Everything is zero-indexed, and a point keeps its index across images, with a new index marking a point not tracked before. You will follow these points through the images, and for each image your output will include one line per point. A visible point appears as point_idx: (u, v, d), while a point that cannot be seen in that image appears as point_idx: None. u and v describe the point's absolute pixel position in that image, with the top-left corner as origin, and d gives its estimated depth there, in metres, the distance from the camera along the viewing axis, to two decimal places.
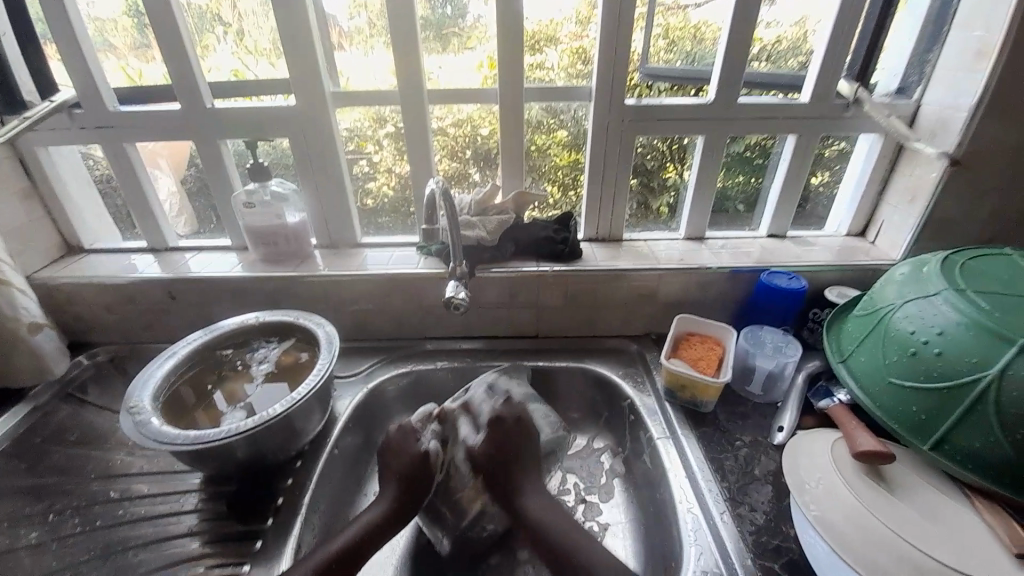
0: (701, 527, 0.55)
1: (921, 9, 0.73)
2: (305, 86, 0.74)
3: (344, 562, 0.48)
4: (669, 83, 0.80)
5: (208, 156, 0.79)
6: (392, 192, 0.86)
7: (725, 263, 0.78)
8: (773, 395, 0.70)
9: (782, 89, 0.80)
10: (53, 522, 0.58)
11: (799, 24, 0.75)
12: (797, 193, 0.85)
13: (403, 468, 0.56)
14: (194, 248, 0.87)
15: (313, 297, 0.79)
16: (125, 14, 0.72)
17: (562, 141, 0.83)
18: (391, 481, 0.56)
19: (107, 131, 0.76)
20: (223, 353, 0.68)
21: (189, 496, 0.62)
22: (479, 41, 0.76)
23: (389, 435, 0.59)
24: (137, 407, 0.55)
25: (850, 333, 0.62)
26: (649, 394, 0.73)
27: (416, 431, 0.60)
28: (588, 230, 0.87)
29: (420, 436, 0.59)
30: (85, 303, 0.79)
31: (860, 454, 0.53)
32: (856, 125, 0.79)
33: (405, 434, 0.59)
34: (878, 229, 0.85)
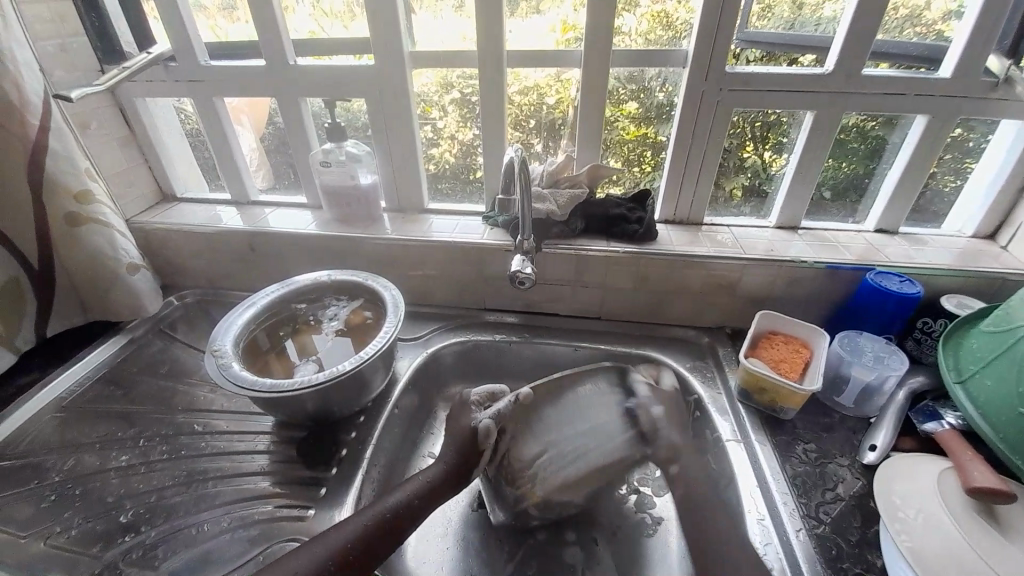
0: (773, 542, 0.51)
1: None
2: (381, 45, 0.72)
3: (400, 518, 0.49)
4: (761, 52, 0.71)
5: (288, 114, 0.80)
6: (456, 159, 0.84)
7: (821, 258, 0.70)
8: (865, 409, 0.63)
9: (908, 64, 0.69)
10: (143, 447, 0.64)
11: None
12: (919, 183, 0.74)
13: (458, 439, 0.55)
14: (270, 202, 0.90)
15: (379, 259, 0.80)
16: None
17: (631, 114, 0.77)
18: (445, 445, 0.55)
19: (198, 85, 0.79)
20: (297, 306, 0.70)
21: (262, 438, 0.66)
22: (550, 5, 0.70)
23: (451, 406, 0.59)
24: (220, 351, 0.59)
25: (971, 351, 0.54)
26: (721, 393, 0.68)
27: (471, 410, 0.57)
28: (664, 211, 0.81)
29: (476, 411, 0.56)
30: (175, 248, 0.85)
31: (973, 491, 0.46)
32: (1003, 108, 0.67)
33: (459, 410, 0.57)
34: (1014, 232, 0.73)
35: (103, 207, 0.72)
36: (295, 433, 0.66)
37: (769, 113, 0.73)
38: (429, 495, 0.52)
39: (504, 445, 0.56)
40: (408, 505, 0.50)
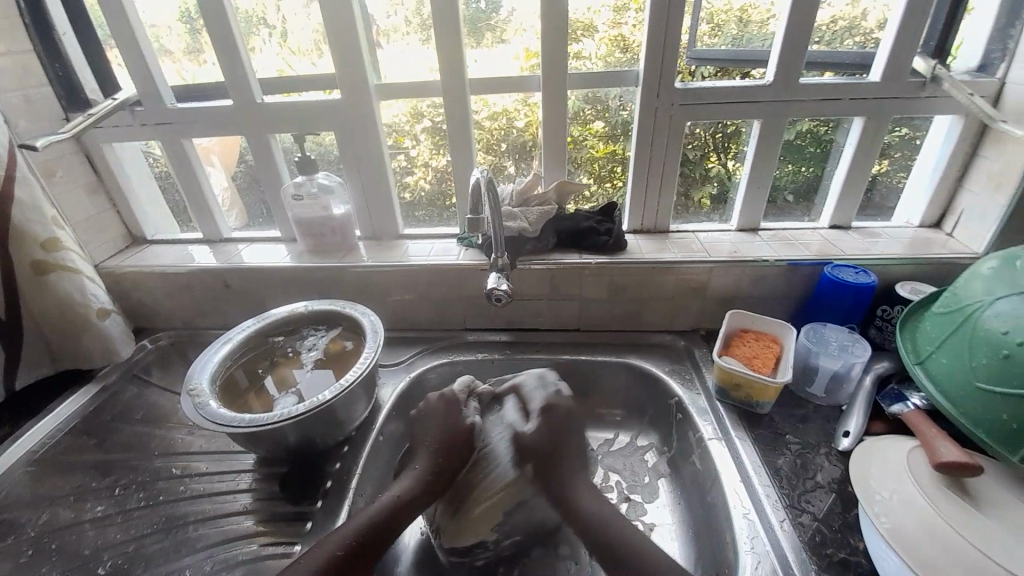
0: (759, 535, 0.52)
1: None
2: (349, 79, 0.74)
3: (371, 539, 0.50)
4: (714, 67, 0.76)
5: (260, 151, 0.81)
6: (430, 186, 0.86)
7: (782, 256, 0.73)
8: (837, 397, 0.66)
9: (846, 70, 0.74)
10: (118, 496, 0.62)
11: (854, 1, 0.70)
12: (864, 180, 0.78)
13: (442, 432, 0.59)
14: (245, 239, 0.91)
15: (357, 286, 0.81)
16: (178, 20, 0.75)
17: (598, 133, 0.81)
18: (424, 450, 0.59)
19: (167, 128, 0.80)
20: (274, 340, 0.70)
21: (244, 476, 0.65)
22: (514, 34, 0.75)
23: (431, 404, 0.63)
24: (196, 390, 0.58)
25: (928, 333, 0.57)
26: (699, 393, 0.70)
27: (457, 405, 0.62)
28: (632, 221, 0.84)
29: (463, 409, 0.62)
30: (147, 290, 0.84)
31: (941, 465, 0.48)
32: (932, 106, 0.72)
33: (446, 406, 0.62)
34: (956, 219, 0.78)
35: (71, 253, 0.71)
36: (278, 469, 0.65)
37: (726, 124, 0.78)
38: (399, 512, 0.53)
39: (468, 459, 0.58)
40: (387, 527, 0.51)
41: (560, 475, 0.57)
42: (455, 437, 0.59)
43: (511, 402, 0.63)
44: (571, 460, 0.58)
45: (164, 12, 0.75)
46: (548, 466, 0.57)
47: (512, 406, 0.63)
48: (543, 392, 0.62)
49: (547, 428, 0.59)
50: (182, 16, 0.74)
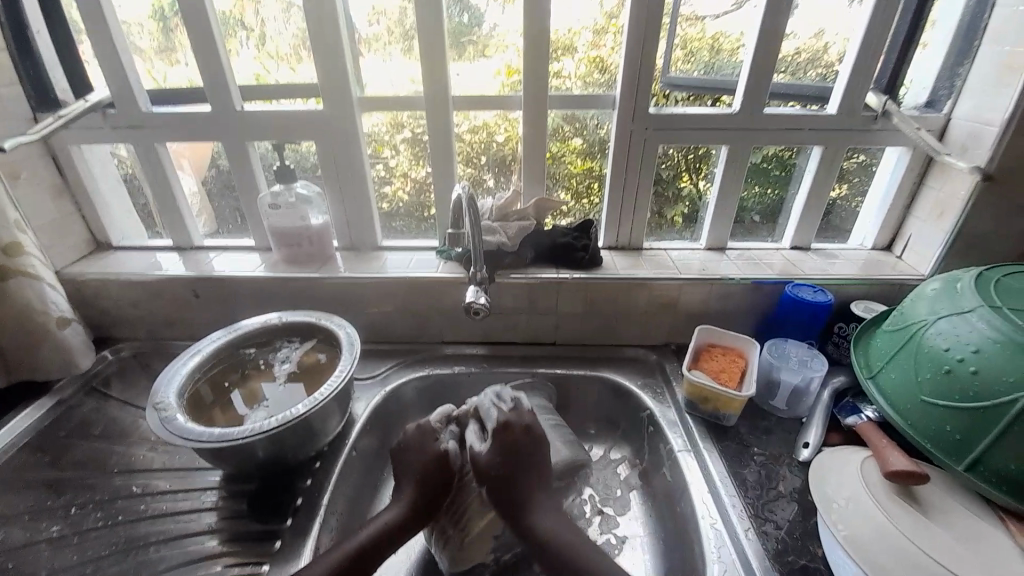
0: (726, 544, 0.54)
1: (947, 37, 0.73)
2: (332, 89, 0.74)
3: (361, 560, 0.50)
4: (687, 92, 0.80)
5: (236, 157, 0.80)
6: (408, 197, 0.87)
7: (747, 275, 0.77)
8: (798, 410, 0.69)
9: (807, 100, 0.80)
10: (75, 516, 0.59)
11: (818, 35, 0.75)
12: (822, 204, 0.84)
13: (419, 466, 0.56)
14: (217, 247, 0.89)
15: (333, 298, 0.80)
16: (150, 18, 0.74)
17: (577, 150, 0.83)
18: (409, 481, 0.56)
19: (139, 132, 0.78)
20: (245, 352, 0.68)
21: (210, 494, 0.63)
22: (495, 50, 0.76)
23: (408, 434, 0.59)
24: (162, 403, 0.56)
25: (878, 349, 0.61)
26: (670, 406, 0.72)
27: (433, 431, 0.59)
28: (608, 237, 0.87)
29: (439, 437, 0.58)
30: (111, 299, 0.81)
31: (892, 475, 0.51)
32: (883, 137, 0.78)
33: (423, 434, 0.58)
34: (905, 243, 0.84)
35: (33, 258, 0.68)
36: (246, 485, 0.63)
37: (699, 147, 0.81)
38: (392, 537, 0.52)
39: (453, 493, 0.57)
40: (376, 547, 0.51)
41: (522, 497, 0.53)
42: (429, 466, 0.56)
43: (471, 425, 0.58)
44: (534, 475, 0.55)
45: (137, 11, 0.73)
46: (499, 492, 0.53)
47: (471, 429, 0.58)
48: (499, 408, 0.57)
49: (500, 450, 0.54)
50: (155, 13, 0.73)
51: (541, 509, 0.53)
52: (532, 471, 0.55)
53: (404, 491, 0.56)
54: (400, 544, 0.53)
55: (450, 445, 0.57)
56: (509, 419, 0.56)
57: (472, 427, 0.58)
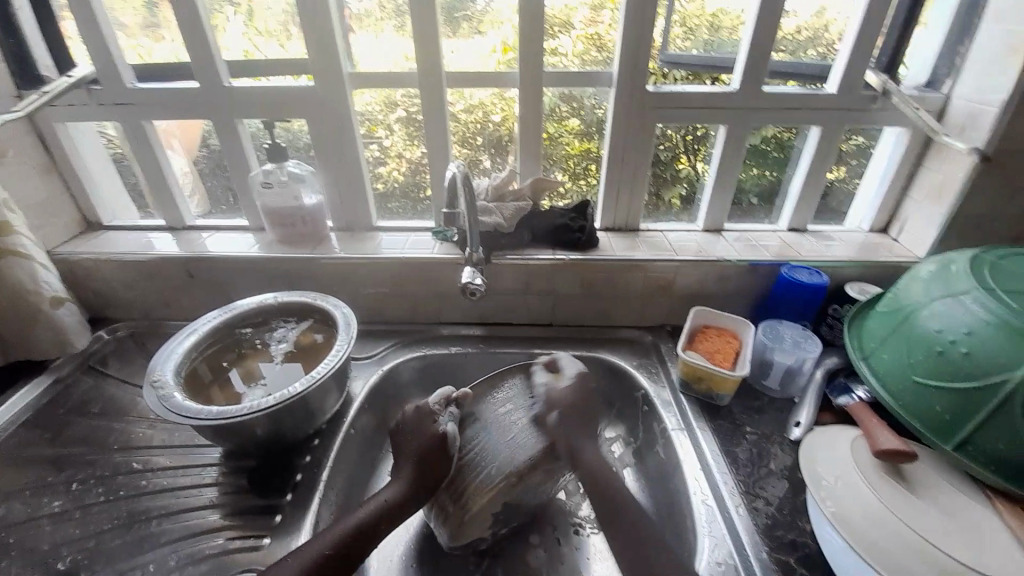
0: (717, 520, 0.55)
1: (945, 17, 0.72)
2: (323, 65, 0.73)
3: (361, 537, 0.50)
4: (686, 71, 0.78)
5: (226, 135, 0.78)
6: (404, 177, 0.85)
7: (743, 257, 0.77)
8: (790, 390, 0.70)
9: (806, 80, 0.78)
10: (76, 492, 0.60)
11: (819, 13, 0.73)
12: (819, 186, 0.83)
13: (418, 446, 0.57)
14: (209, 227, 0.87)
15: (328, 279, 0.80)
16: None
17: (574, 130, 0.82)
18: (406, 461, 0.56)
19: (126, 109, 0.76)
20: (242, 331, 0.68)
21: (210, 470, 0.63)
22: (491, 26, 0.74)
23: (406, 416, 0.60)
24: (160, 382, 0.56)
25: (872, 330, 0.61)
26: (664, 386, 0.73)
27: (433, 412, 0.60)
28: (605, 219, 0.86)
29: (438, 419, 0.60)
30: (104, 279, 0.80)
31: (881, 453, 0.52)
32: (882, 117, 0.77)
33: (422, 415, 0.59)
34: (901, 225, 0.84)
35: (22, 237, 0.67)
36: (245, 462, 0.63)
37: (696, 128, 0.81)
38: (392, 515, 0.53)
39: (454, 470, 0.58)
40: (375, 528, 0.51)
41: (578, 433, 0.59)
42: (426, 445, 0.57)
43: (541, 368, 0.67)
44: (589, 418, 0.62)
45: None
46: (569, 417, 0.60)
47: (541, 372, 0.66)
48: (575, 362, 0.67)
49: (577, 389, 0.63)
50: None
51: (589, 444, 0.59)
52: (589, 415, 0.62)
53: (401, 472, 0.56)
54: (399, 523, 0.53)
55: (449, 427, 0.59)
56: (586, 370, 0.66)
57: (493, 397, 0.65)
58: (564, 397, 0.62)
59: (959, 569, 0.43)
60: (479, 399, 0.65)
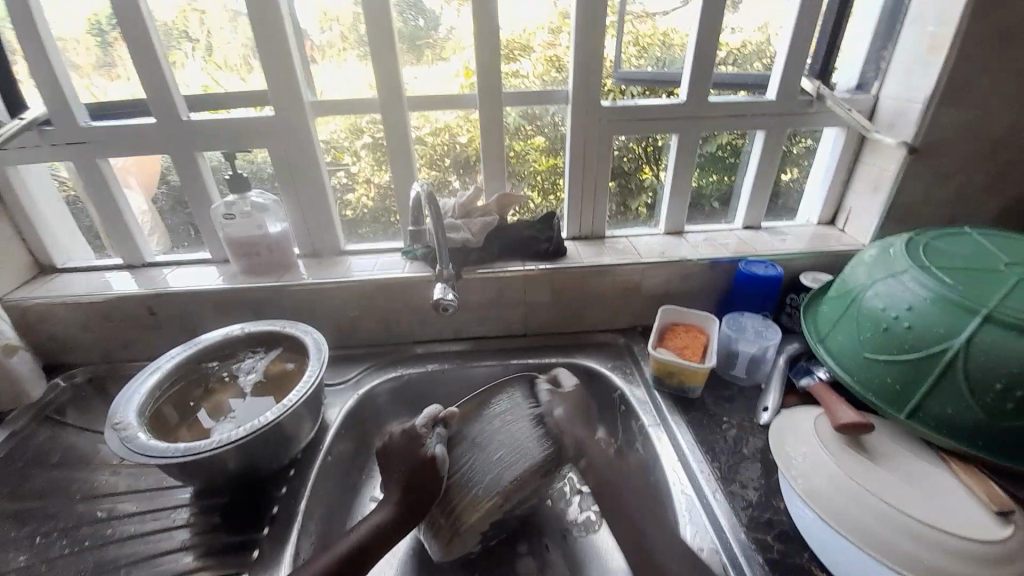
0: (696, 508, 0.57)
1: (870, 22, 0.78)
2: (284, 96, 0.73)
3: (354, 564, 0.49)
4: (641, 87, 0.83)
5: (187, 170, 0.78)
6: (373, 202, 0.86)
7: (704, 255, 0.81)
8: (757, 377, 0.73)
9: (748, 88, 0.84)
10: (39, 546, 0.56)
11: (763, 28, 0.79)
12: (768, 185, 0.88)
13: (409, 468, 0.56)
14: (172, 263, 0.86)
15: (299, 306, 0.79)
16: (87, 32, 0.71)
17: (540, 147, 0.85)
18: (397, 484, 0.55)
19: (80, 148, 0.75)
20: (208, 366, 0.67)
21: (180, 512, 0.61)
22: (454, 52, 0.77)
23: (393, 439, 0.58)
24: (122, 423, 0.54)
25: (825, 315, 0.65)
26: (638, 385, 0.74)
27: (421, 435, 0.58)
28: (571, 228, 0.89)
29: (426, 441, 0.58)
30: (61, 322, 0.77)
31: (842, 427, 0.55)
32: (817, 120, 0.83)
33: (410, 438, 0.58)
34: (846, 217, 0.89)
35: None
36: (218, 499, 0.61)
37: (656, 139, 0.85)
38: (382, 538, 0.52)
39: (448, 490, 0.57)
40: (364, 551, 0.50)
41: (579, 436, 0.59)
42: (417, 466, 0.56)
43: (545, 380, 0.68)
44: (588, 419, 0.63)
45: (73, 25, 0.70)
46: (574, 423, 0.61)
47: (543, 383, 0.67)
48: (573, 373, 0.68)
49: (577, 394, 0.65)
50: (92, 28, 0.71)
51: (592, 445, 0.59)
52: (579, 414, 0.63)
53: (388, 496, 0.55)
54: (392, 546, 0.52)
55: (439, 450, 0.57)
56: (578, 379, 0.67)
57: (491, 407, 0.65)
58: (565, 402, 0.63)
59: (925, 532, 0.45)
60: (468, 417, 0.64)
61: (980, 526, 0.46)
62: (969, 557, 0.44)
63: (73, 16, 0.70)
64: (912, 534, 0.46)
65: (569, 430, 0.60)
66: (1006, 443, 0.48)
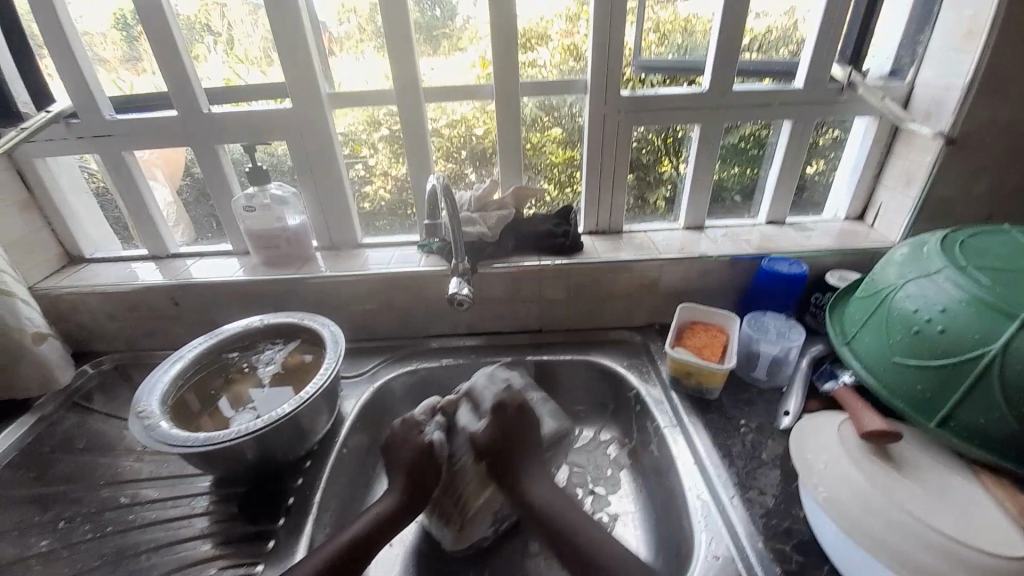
0: (712, 513, 0.55)
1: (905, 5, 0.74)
2: (299, 88, 0.73)
3: (359, 552, 0.50)
4: (662, 75, 0.80)
5: (207, 162, 0.79)
6: (389, 195, 0.86)
7: (724, 251, 0.79)
8: (778, 379, 0.71)
9: (775, 76, 0.80)
10: (63, 530, 0.58)
11: (790, 12, 0.75)
12: (795, 179, 0.85)
13: (410, 458, 0.56)
14: (194, 254, 0.87)
15: (316, 299, 0.80)
16: (114, 27, 0.72)
17: (557, 139, 0.83)
18: (400, 473, 0.56)
19: (105, 140, 0.76)
20: (229, 356, 0.68)
21: (199, 499, 0.62)
22: (470, 42, 0.76)
23: (395, 430, 0.59)
24: (146, 411, 0.55)
25: (852, 315, 0.62)
26: (654, 384, 0.73)
27: (419, 423, 0.60)
28: (588, 223, 0.88)
29: (424, 428, 0.59)
30: (89, 312, 0.80)
31: (868, 434, 0.53)
32: (851, 109, 0.80)
33: (409, 427, 0.59)
34: (877, 212, 0.86)
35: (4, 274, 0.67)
36: (236, 488, 0.63)
37: (676, 129, 0.82)
38: (387, 526, 0.52)
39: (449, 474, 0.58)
40: (371, 536, 0.51)
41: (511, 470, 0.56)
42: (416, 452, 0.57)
43: (465, 406, 0.63)
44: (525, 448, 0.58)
45: (99, 20, 0.71)
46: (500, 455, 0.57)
47: (467, 411, 0.63)
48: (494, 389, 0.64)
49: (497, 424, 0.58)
50: (117, 22, 0.72)
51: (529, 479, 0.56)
52: (518, 441, 0.58)
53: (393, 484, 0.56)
54: (396, 534, 0.53)
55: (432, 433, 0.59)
56: (501, 398, 0.60)
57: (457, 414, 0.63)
58: (487, 440, 0.57)
59: (943, 542, 0.44)
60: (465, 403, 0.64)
61: (1002, 536, 0.44)
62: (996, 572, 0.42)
63: (99, 10, 0.71)
64: (929, 544, 0.44)
65: (511, 466, 0.57)
66: None
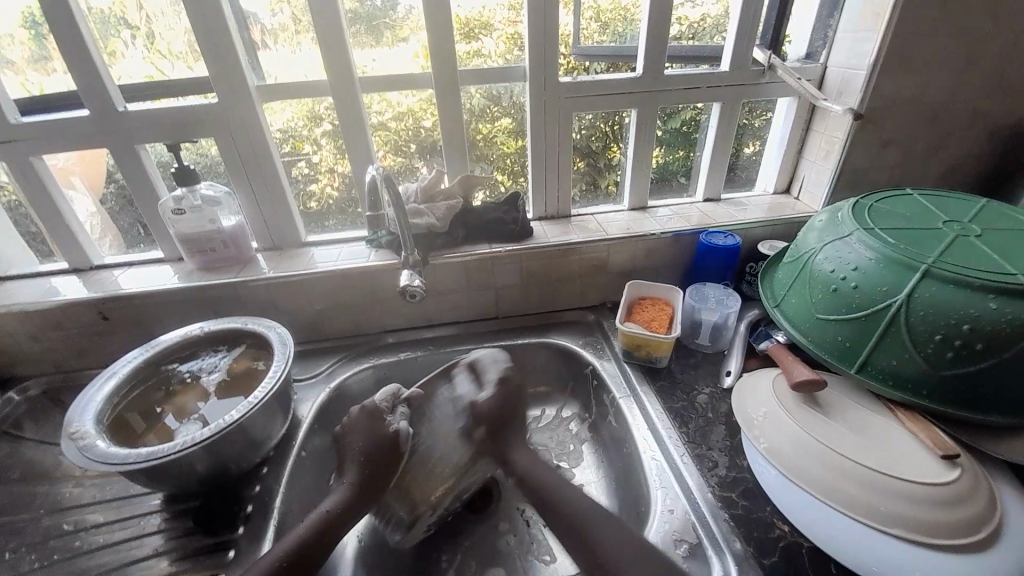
0: (666, 472, 0.59)
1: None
2: (227, 84, 0.70)
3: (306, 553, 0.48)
4: (604, 63, 0.83)
5: (129, 165, 0.74)
6: (337, 193, 0.84)
7: (667, 229, 0.82)
8: (720, 344, 0.76)
9: (706, 61, 0.84)
10: (10, 560, 0.55)
11: (721, 1, 0.79)
12: (726, 158, 0.90)
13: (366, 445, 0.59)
14: (124, 264, 0.82)
15: (263, 301, 0.77)
16: (19, 26, 0.65)
17: (508, 129, 0.84)
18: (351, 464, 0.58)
19: (11, 146, 0.69)
20: (169, 367, 0.65)
21: (151, 517, 0.59)
22: (412, 32, 0.74)
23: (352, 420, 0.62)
24: (79, 432, 0.52)
25: (781, 280, 0.67)
26: (608, 358, 0.76)
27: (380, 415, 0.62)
28: (537, 209, 0.89)
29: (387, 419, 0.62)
30: (7, 334, 0.73)
31: (797, 386, 0.58)
32: (771, 90, 0.85)
33: (354, 429, 0.61)
34: (800, 185, 0.93)
35: None
36: (190, 502, 0.60)
37: (622, 115, 0.85)
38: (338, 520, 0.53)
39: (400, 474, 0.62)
40: (318, 539, 0.50)
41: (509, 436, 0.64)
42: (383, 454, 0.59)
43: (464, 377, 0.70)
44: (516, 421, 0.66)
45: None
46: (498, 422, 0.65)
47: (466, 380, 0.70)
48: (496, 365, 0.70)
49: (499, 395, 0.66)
50: (24, 21, 0.65)
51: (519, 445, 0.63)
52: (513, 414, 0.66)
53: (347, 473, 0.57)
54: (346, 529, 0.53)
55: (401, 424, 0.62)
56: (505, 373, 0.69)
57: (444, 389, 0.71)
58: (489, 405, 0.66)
59: (876, 479, 0.48)
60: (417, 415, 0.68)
61: (928, 467, 0.48)
62: (929, 501, 0.46)
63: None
64: (873, 485, 0.48)
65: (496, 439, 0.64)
66: (946, 390, 0.50)
